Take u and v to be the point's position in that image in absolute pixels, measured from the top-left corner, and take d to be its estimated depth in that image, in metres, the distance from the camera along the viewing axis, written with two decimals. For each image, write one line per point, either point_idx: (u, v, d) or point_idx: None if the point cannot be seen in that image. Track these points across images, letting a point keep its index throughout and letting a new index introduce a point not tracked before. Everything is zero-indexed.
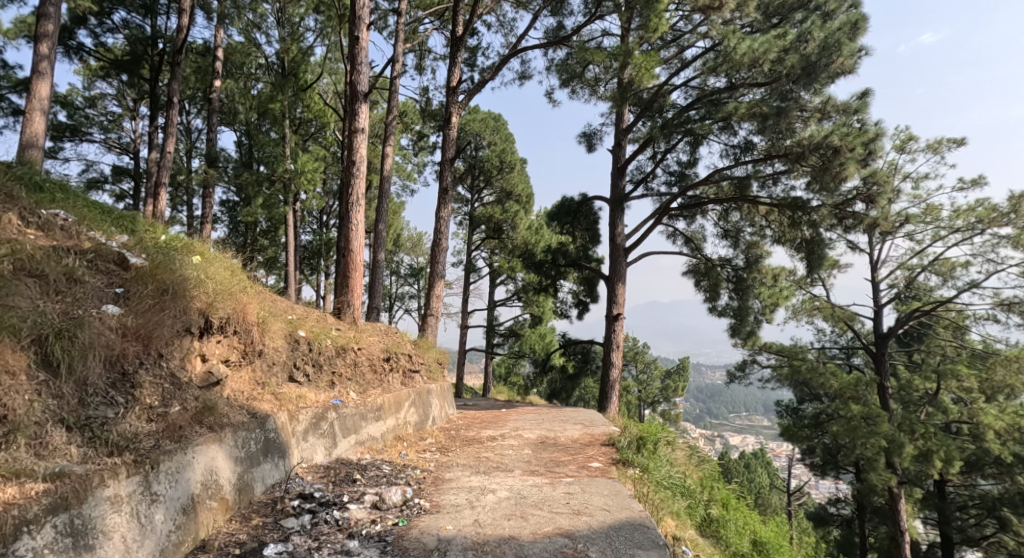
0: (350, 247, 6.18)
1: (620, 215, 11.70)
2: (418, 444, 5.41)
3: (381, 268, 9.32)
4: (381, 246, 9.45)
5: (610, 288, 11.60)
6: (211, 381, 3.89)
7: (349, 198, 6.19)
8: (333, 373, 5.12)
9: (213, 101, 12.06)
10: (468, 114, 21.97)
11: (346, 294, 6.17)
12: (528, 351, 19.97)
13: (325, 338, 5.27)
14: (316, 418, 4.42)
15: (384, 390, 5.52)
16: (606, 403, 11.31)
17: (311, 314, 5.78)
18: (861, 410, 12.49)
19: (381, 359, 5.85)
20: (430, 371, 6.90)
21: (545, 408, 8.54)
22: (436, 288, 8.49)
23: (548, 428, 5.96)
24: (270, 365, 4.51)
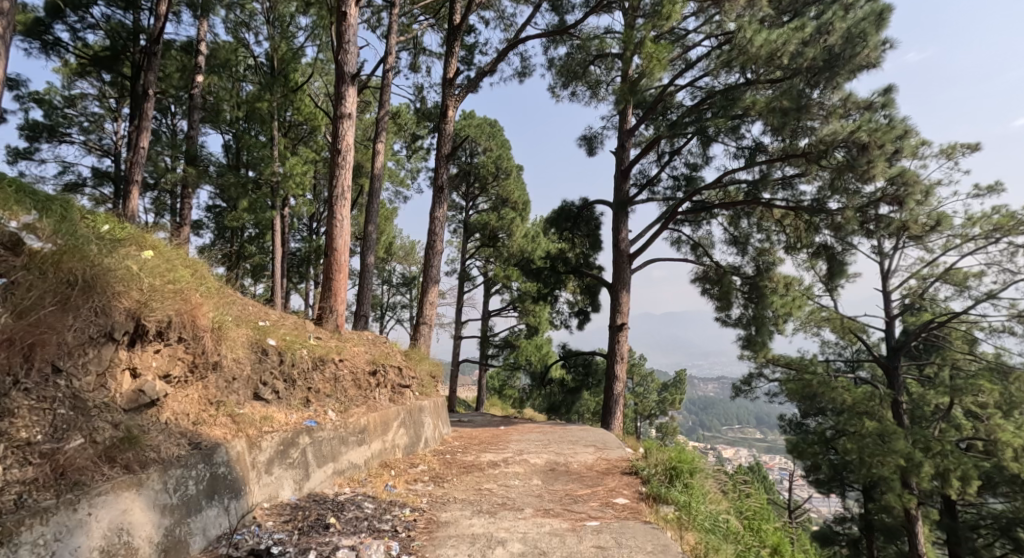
0: (334, 245, 5.50)
1: (624, 220, 11.12)
2: (408, 472, 4.74)
3: (371, 274, 8.64)
4: (371, 249, 8.79)
5: (613, 296, 10.99)
6: (138, 403, 3.25)
7: (334, 190, 5.53)
8: (310, 388, 4.49)
9: (194, 97, 11.41)
10: (464, 120, 21.49)
11: (328, 299, 5.52)
12: (524, 363, 19.35)
13: (301, 349, 4.63)
14: (282, 446, 3.79)
15: (369, 408, 4.86)
16: (609, 419, 10.66)
17: (287, 320, 5.13)
18: (875, 427, 11.88)
19: (367, 372, 5.21)
20: (422, 387, 6.24)
21: (547, 426, 7.89)
22: (430, 294, 7.83)
23: (557, 452, 5.31)
24: (229, 381, 3.88)
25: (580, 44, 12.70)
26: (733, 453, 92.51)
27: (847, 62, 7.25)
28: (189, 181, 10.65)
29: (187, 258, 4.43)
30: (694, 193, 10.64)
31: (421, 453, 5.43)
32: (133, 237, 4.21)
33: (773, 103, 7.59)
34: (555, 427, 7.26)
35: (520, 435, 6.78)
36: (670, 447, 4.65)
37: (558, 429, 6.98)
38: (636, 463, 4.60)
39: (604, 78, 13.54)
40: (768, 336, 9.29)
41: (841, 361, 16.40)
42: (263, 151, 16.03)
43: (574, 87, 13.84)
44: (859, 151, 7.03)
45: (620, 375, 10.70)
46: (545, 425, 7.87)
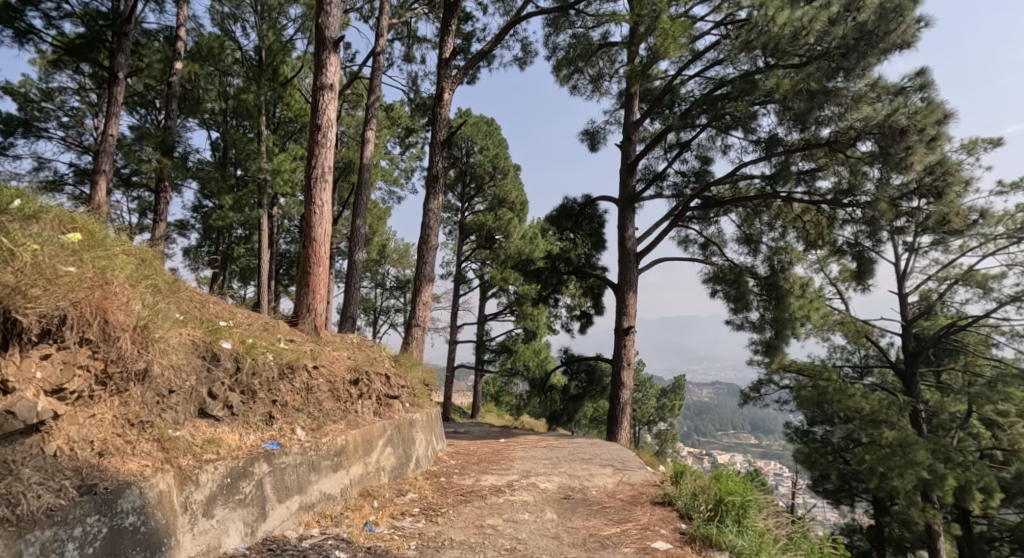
0: (312, 235, 4.81)
1: (630, 218, 10.49)
2: (394, 503, 4.05)
3: (359, 274, 7.95)
4: (361, 246, 8.12)
5: (620, 298, 10.33)
6: (6, 430, 2.64)
7: (313, 171, 4.84)
8: (275, 402, 3.89)
9: (173, 85, 10.73)
10: (460, 118, 20.92)
11: (305, 294, 4.85)
12: (521, 369, 18.67)
13: (266, 355, 4.02)
14: (229, 479, 3.21)
15: (349, 424, 4.20)
16: (616, 430, 9.99)
17: (255, 319, 4.52)
18: (895, 437, 11.25)
19: (349, 381, 4.57)
20: (415, 398, 5.56)
21: (553, 438, 7.22)
22: (424, 294, 7.14)
23: (570, 475, 4.73)
24: (157, 396, 3.30)
25: (582, 34, 12.11)
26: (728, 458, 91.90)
27: (882, 40, 6.62)
28: (166, 174, 9.97)
29: (119, 248, 3.86)
30: (705, 189, 10.01)
31: (411, 474, 4.78)
32: (35, 217, 3.64)
33: (800, 85, 6.97)
34: (561, 442, 6.62)
35: (524, 451, 6.11)
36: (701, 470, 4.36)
37: (564, 444, 6.35)
38: (666, 491, 4.28)
39: (606, 71, 12.96)
40: (790, 341, 8.61)
41: (850, 368, 15.84)
42: (251, 146, 15.37)
43: (575, 80, 13.27)
44: (896, 135, 6.40)
45: (628, 381, 10.04)
46: (550, 438, 7.21)
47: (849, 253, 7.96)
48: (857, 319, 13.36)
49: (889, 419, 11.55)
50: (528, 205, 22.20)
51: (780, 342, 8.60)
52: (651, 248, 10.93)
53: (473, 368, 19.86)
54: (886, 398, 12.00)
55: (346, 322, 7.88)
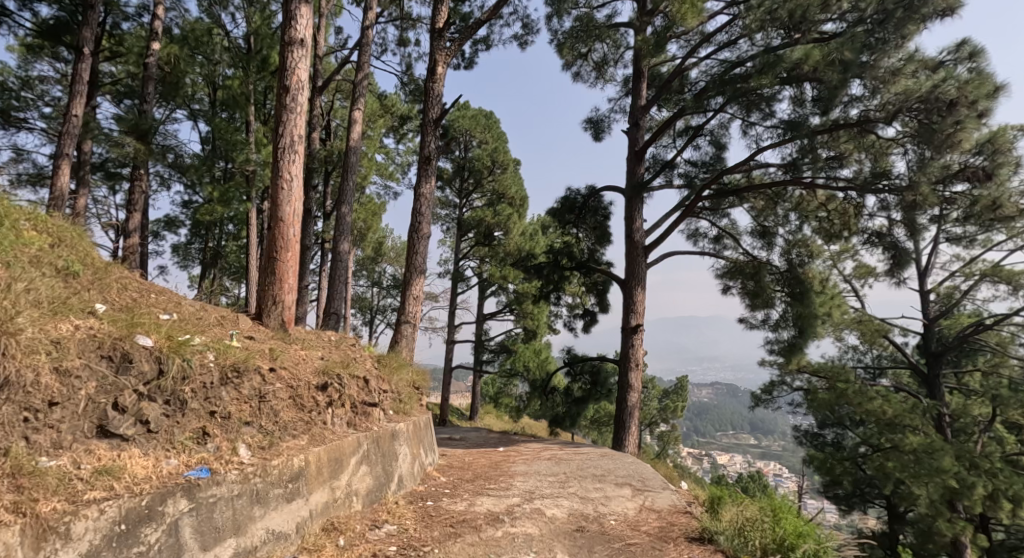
0: (280, 215, 4.41)
1: (637, 208, 9.84)
2: (363, 538, 3.54)
3: (345, 266, 7.29)
4: (346, 236, 7.46)
5: (627, 294, 9.69)
6: None
7: (280, 143, 4.48)
8: (213, 414, 3.44)
9: (149, 66, 10.03)
10: (457, 111, 20.29)
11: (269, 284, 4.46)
12: (521, 370, 17.97)
13: (202, 359, 3.56)
14: (122, 525, 2.68)
15: (313, 439, 3.73)
16: (623, 436, 9.31)
17: (201, 319, 4.08)
18: (920, 442, 10.58)
19: (315, 386, 4.09)
20: (402, 404, 4.99)
21: (556, 448, 6.57)
22: (414, 286, 6.48)
23: (582, 499, 4.31)
24: (29, 412, 2.82)
25: (586, 15, 11.45)
26: (729, 460, 91.17)
27: (924, 5, 5.93)
28: (138, 159, 9.24)
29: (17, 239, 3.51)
30: (718, 177, 9.39)
31: (392, 491, 4.24)
32: None
33: (832, 55, 6.27)
34: (567, 452, 5.96)
35: (525, 465, 5.45)
36: (738, 505, 4.00)
37: (570, 456, 5.70)
38: (704, 527, 3.83)
39: (610, 56, 12.34)
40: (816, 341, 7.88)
41: (864, 369, 15.17)
42: (239, 137, 14.67)
43: (577, 66, 12.63)
44: (944, 109, 5.86)
45: (636, 384, 9.37)
46: (553, 448, 6.56)
47: (882, 243, 7.28)
48: (874, 318, 12.70)
49: (913, 423, 10.89)
50: (527, 201, 21.53)
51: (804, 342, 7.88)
52: (659, 241, 10.27)
53: (471, 368, 19.13)
54: (910, 401, 11.30)
55: (331, 318, 7.22)
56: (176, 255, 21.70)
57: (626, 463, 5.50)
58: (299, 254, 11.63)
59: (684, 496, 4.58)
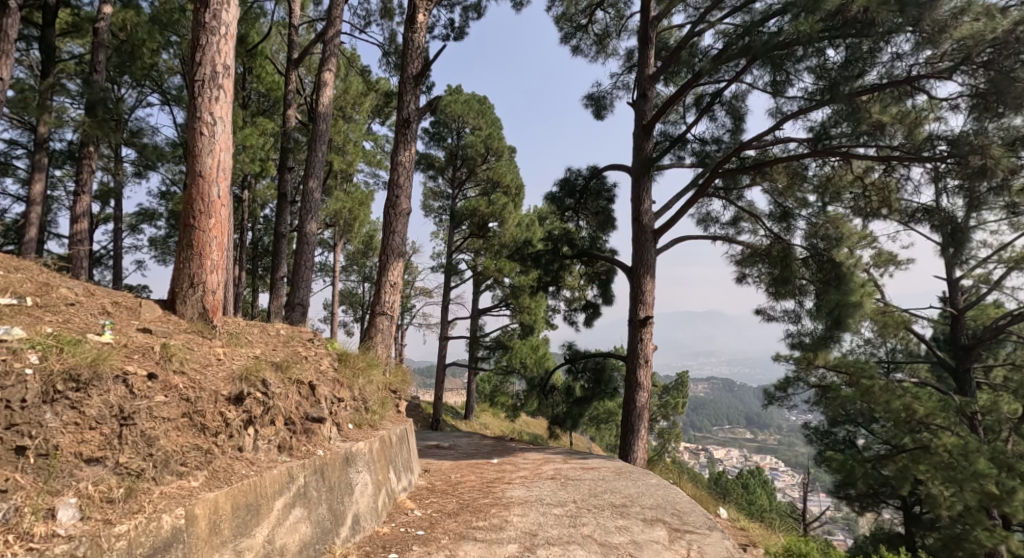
0: (202, 169, 4.33)
1: (646, 187, 8.91)
2: None
3: (312, 251, 6.38)
4: (315, 217, 6.53)
5: (634, 282, 8.74)
6: None
7: (194, 92, 4.41)
8: (20, 454, 2.72)
9: (101, 33, 9.02)
10: (449, 95, 19.52)
11: (186, 262, 4.33)
12: (517, 367, 17.05)
13: (18, 369, 2.90)
14: None
15: (214, 476, 3.12)
16: (632, 440, 8.36)
17: (66, 324, 3.52)
18: (954, 443, 9.73)
19: (227, 398, 3.52)
20: (360, 417, 4.34)
21: (562, 461, 5.65)
22: (393, 269, 5.53)
23: (602, 549, 3.51)
24: None
25: None
26: (727, 455, 90.71)
27: None
28: (87, 134, 8.27)
29: None
30: (737, 151, 8.48)
31: (342, 536, 3.56)
32: None
33: None
34: (573, 471, 5.09)
35: (524, 490, 4.57)
36: None
37: (577, 477, 4.84)
38: None
39: (613, 27, 11.46)
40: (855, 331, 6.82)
41: (881, 365, 14.34)
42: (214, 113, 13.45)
43: (577, 39, 11.71)
44: None
45: (645, 382, 8.46)
46: (556, 460, 5.70)
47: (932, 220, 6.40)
48: (898, 309, 11.81)
49: (946, 424, 10.02)
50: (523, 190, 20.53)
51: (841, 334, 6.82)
52: (670, 225, 9.36)
53: (466, 366, 18.15)
54: (941, 399, 10.42)
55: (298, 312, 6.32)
56: (156, 248, 20.75)
57: (648, 486, 4.66)
58: (274, 242, 10.61)
59: (732, 544, 3.69)
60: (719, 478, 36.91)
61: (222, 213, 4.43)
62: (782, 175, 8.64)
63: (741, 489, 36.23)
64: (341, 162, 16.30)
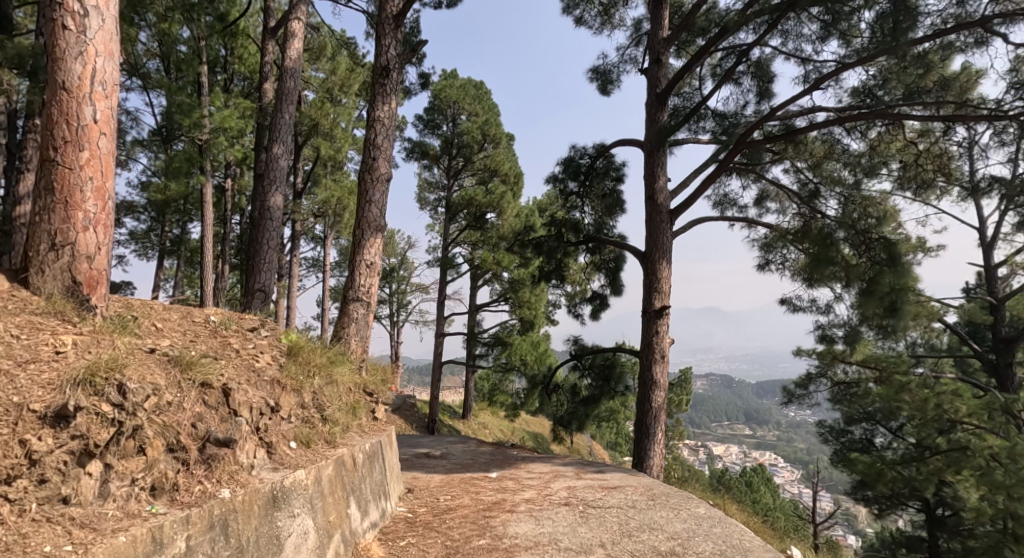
0: (65, 84, 3.66)
1: (660, 162, 8.01)
2: None
3: (275, 230, 5.49)
4: (281, 187, 5.86)
5: (648, 268, 7.84)
6: None
7: None
8: None
9: None
10: (442, 80, 18.62)
11: (46, 210, 3.62)
12: (517, 365, 16.09)
13: None
14: None
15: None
16: (648, 446, 7.44)
17: None
18: (1001, 446, 8.85)
19: (40, 419, 2.55)
20: (308, 433, 3.54)
21: (579, 477, 4.75)
22: (368, 247, 4.62)
23: None
24: None
25: None
26: (728, 452, 89.79)
27: None
28: (30, 104, 7.33)
29: None
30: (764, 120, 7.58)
31: None
32: None
33: None
34: (591, 495, 4.22)
35: (532, 524, 3.68)
36: None
37: (599, 506, 3.99)
38: None
39: None
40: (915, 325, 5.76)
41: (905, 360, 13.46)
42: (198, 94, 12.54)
43: (580, 10, 10.80)
44: None
45: (661, 380, 7.55)
46: (568, 477, 4.81)
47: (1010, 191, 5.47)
48: (931, 300, 10.91)
49: (989, 426, 9.15)
50: (522, 178, 19.51)
51: (899, 325, 5.78)
52: (686, 205, 8.46)
53: (463, 364, 17.29)
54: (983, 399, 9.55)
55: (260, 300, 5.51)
56: (137, 242, 19.87)
57: (693, 521, 3.78)
58: None
59: None
60: (723, 477, 35.99)
61: (101, 141, 3.77)
62: (814, 146, 7.73)
63: (746, 487, 35.27)
64: (329, 148, 15.37)
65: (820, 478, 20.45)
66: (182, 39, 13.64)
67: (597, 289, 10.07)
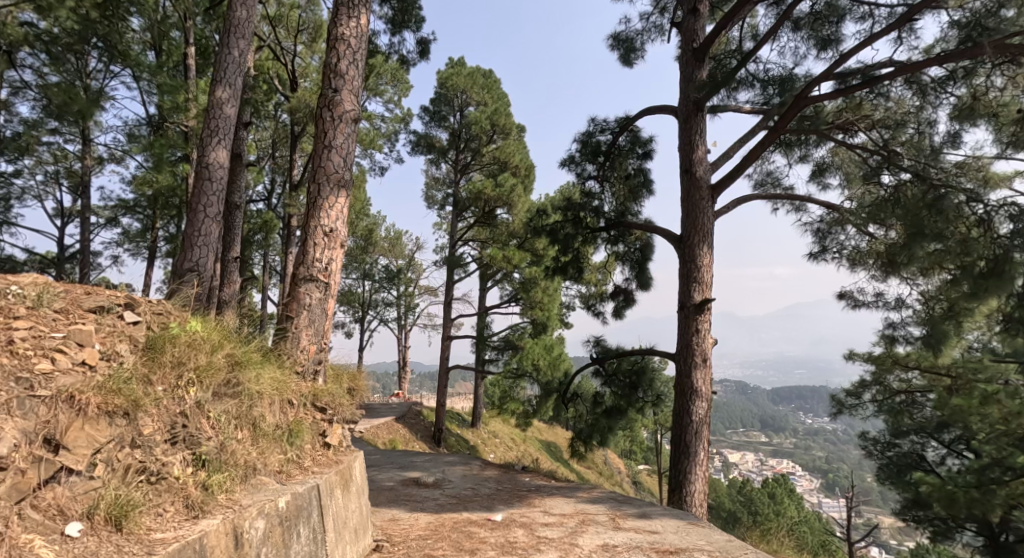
0: None
1: (699, 128, 6.77)
2: None
3: (214, 192, 5.05)
4: (224, 142, 5.32)
5: (686, 251, 6.59)
6: None
7: None
8: None
9: None
10: (449, 67, 17.52)
11: None
12: (529, 370, 14.78)
13: None
14: None
15: None
16: (688, 468, 6.11)
17: None
18: None
19: None
20: (129, 505, 2.36)
21: (619, 530, 3.57)
22: (322, 207, 4.01)
23: None
24: None
25: None
26: (745, 460, 87.53)
27: None
28: None
29: None
30: (826, 75, 6.35)
31: None
32: None
33: None
34: None
35: None
36: None
37: None
38: None
39: None
40: None
41: None
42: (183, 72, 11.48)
43: None
44: None
45: (703, 389, 6.28)
46: (602, 528, 3.63)
47: None
48: None
49: None
50: (534, 171, 18.28)
51: None
52: (732, 179, 7.21)
53: (471, 370, 16.13)
54: None
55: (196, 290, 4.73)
56: (130, 241, 18.94)
57: None
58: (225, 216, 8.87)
59: None
60: (744, 487, 34.23)
61: None
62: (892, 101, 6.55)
63: (768, 499, 33.37)
64: None
65: (856, 493, 18.90)
66: (169, 19, 12.65)
67: (621, 283, 8.79)
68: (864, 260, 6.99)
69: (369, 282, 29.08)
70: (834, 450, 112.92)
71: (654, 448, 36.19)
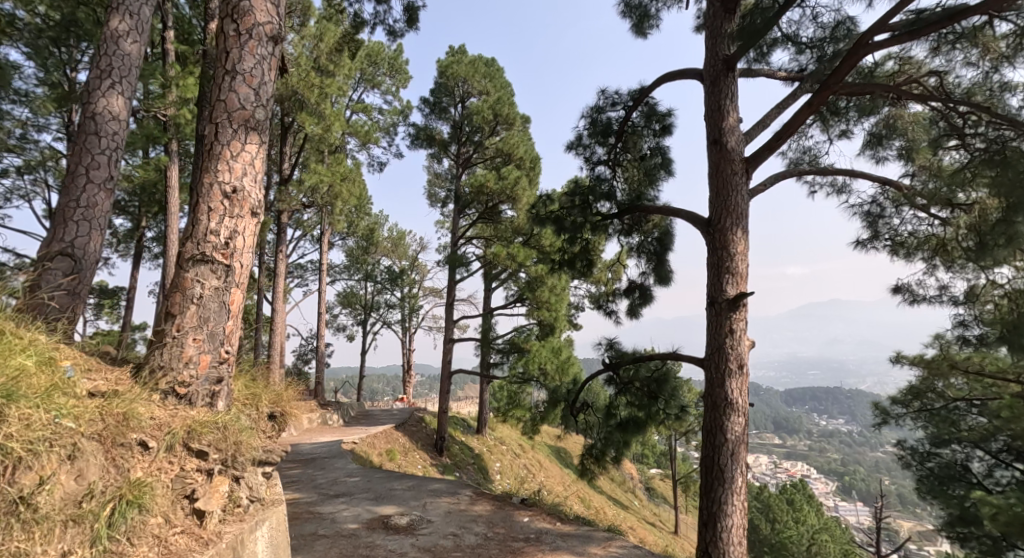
0: None
1: (729, 91, 5.71)
2: None
3: (100, 152, 5.01)
4: (126, 87, 5.28)
5: (715, 237, 5.53)
6: None
7: None
8: None
9: None
10: (449, 55, 16.56)
11: None
12: (536, 375, 13.67)
13: None
14: None
15: None
16: (723, 497, 5.07)
17: None
18: None
19: None
20: None
21: None
22: (218, 157, 3.89)
23: None
24: None
25: None
26: (759, 463, 85.67)
27: None
28: None
29: None
30: (886, 24, 5.28)
31: None
32: None
33: None
34: None
35: None
36: None
37: None
38: None
39: None
40: None
41: None
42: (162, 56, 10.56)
43: None
44: None
45: (738, 401, 5.21)
46: None
47: None
48: None
49: None
50: (539, 163, 17.23)
51: None
52: (771, 152, 6.12)
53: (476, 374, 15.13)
54: None
55: (69, 268, 4.72)
56: (118, 242, 18.00)
57: None
58: None
59: None
60: (761, 493, 32.89)
61: None
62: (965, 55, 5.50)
63: (785, 505, 31.73)
64: (315, 126, 12.78)
65: (885, 503, 17.74)
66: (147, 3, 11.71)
67: (636, 277, 7.76)
68: (926, 247, 5.95)
69: (371, 284, 28.10)
70: (849, 452, 110.77)
71: (667, 452, 34.88)
